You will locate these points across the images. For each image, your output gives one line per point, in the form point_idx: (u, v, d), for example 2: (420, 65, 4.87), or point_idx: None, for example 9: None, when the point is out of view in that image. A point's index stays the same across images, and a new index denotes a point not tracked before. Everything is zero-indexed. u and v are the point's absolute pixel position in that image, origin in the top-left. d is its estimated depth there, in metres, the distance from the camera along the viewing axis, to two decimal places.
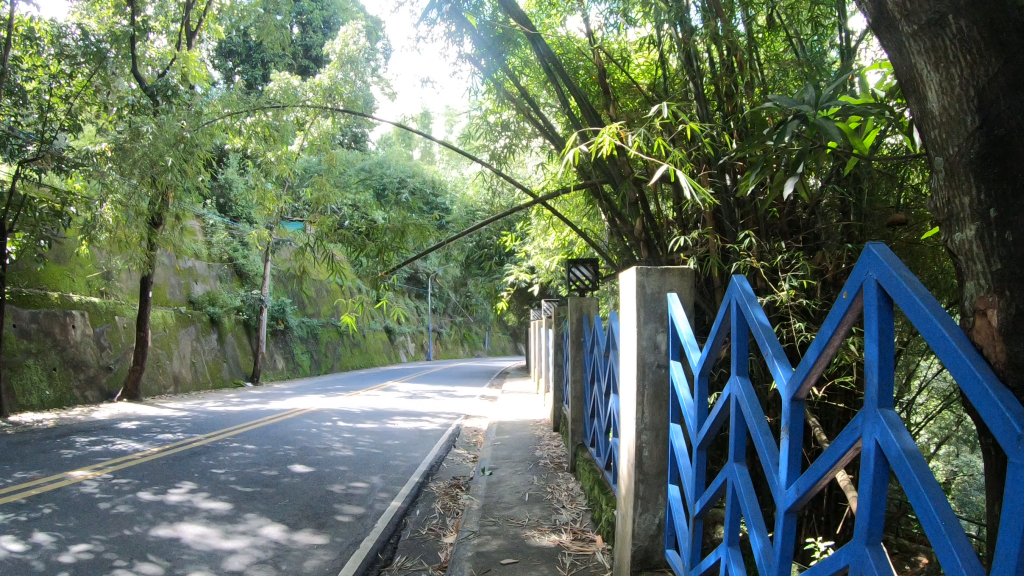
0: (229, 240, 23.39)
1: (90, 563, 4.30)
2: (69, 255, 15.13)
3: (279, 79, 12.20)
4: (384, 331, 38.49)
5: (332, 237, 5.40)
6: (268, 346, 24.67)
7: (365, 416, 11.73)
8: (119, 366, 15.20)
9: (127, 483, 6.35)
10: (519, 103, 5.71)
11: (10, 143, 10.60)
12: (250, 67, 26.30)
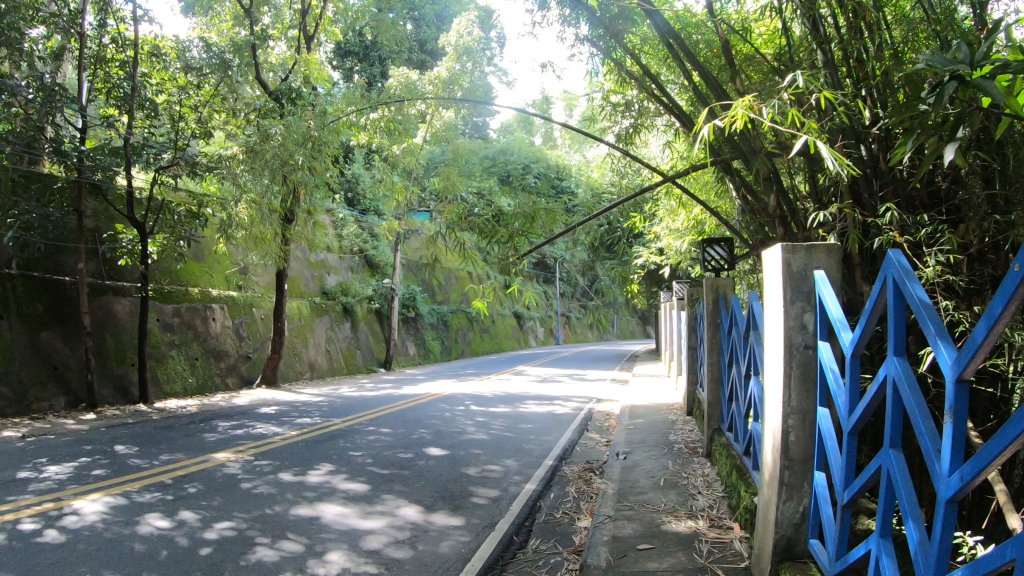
0: (360, 233, 24.34)
1: (234, 539, 4.58)
2: (208, 253, 16.14)
3: (398, 74, 12.52)
4: (514, 317, 39.05)
5: (462, 225, 5.61)
6: (400, 333, 25.55)
7: (498, 401, 11.95)
8: (258, 355, 16.18)
9: (269, 465, 6.73)
10: (641, 81, 5.64)
11: (147, 152, 11.39)
12: (368, 65, 27.15)
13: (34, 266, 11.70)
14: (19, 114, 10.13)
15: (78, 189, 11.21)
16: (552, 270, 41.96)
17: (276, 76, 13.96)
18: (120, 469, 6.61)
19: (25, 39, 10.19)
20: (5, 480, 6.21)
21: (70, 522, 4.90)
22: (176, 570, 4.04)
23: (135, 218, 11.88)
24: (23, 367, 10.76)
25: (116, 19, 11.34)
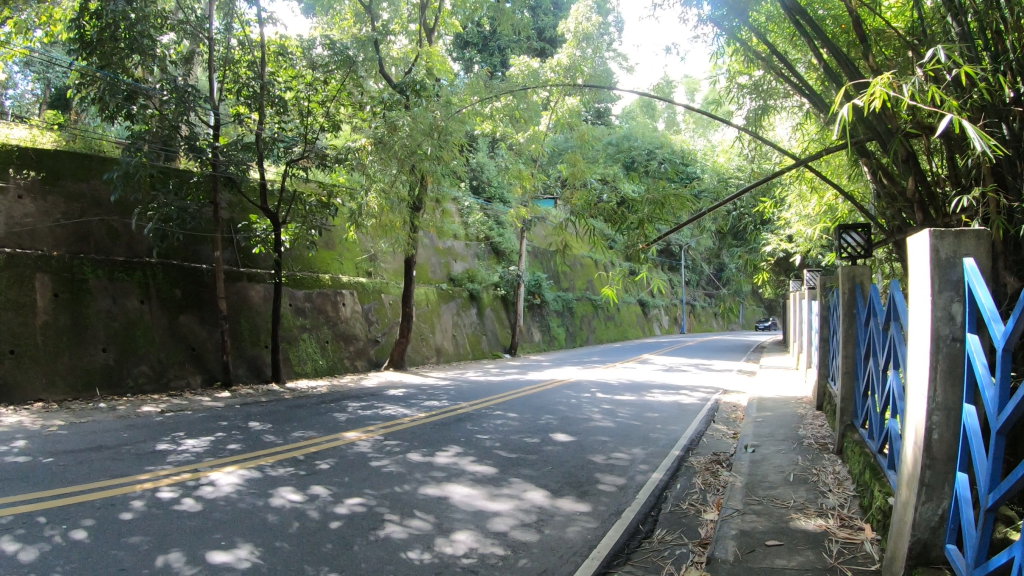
0: (486, 221, 24.82)
1: (365, 515, 4.78)
2: (338, 241, 16.87)
3: (519, 62, 12.56)
4: (638, 304, 38.71)
5: (591, 211, 5.71)
6: (526, 320, 25.87)
7: (624, 388, 11.90)
8: (386, 339, 16.79)
9: (397, 445, 6.97)
10: (769, 61, 5.45)
11: (278, 147, 12.11)
12: (488, 55, 27.50)
13: (173, 255, 12.57)
14: (155, 114, 10.89)
15: (212, 183, 11.89)
16: (677, 257, 41.25)
17: (401, 70, 14.36)
18: (253, 445, 7.02)
19: (158, 45, 10.97)
20: (150, 451, 6.73)
21: (208, 492, 5.26)
22: (307, 542, 4.27)
23: (269, 209, 12.49)
24: (163, 347, 11.61)
25: (241, 23, 12.00)
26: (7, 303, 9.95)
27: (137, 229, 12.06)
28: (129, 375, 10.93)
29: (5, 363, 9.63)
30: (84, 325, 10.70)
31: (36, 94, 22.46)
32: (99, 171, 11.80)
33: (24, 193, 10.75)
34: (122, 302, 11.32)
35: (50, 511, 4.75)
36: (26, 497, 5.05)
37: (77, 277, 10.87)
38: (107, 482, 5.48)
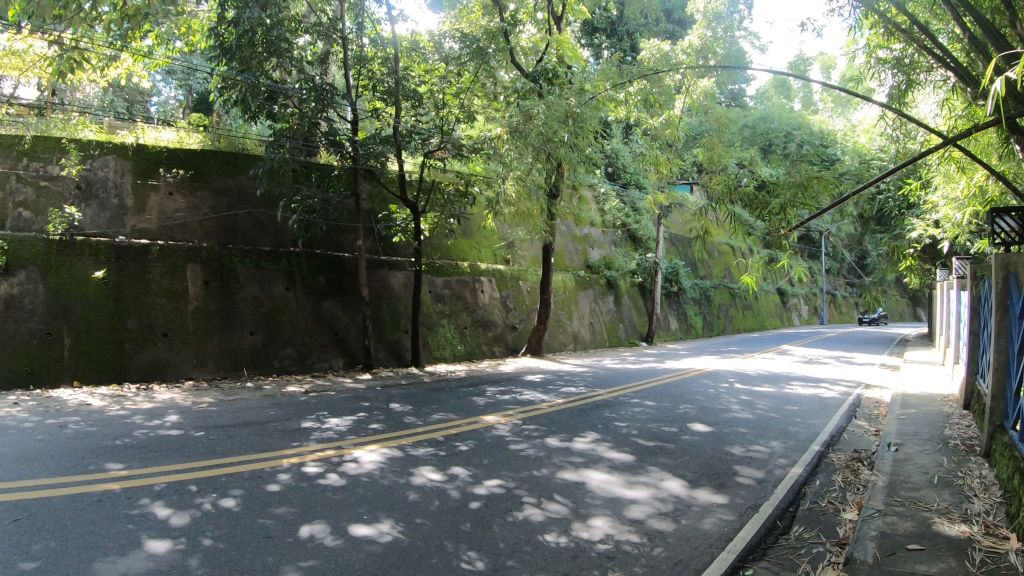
0: (622, 208, 24.73)
1: (504, 497, 4.90)
2: (477, 229, 17.20)
3: (650, 44, 12.35)
4: (777, 293, 37.38)
5: (732, 197, 5.73)
6: (664, 307, 25.51)
7: (762, 379, 11.59)
8: (524, 325, 17.03)
9: (535, 429, 7.09)
10: (910, 31, 5.13)
11: (415, 139, 12.31)
12: (616, 39, 27.25)
13: (317, 244, 13.17)
14: (294, 112, 11.55)
15: (353, 175, 12.40)
16: (816, 243, 39.48)
17: (532, 59, 14.37)
18: (393, 425, 7.31)
19: (295, 47, 11.55)
20: (296, 428, 7.16)
21: (351, 468, 5.53)
22: (445, 520, 4.42)
23: (408, 199, 12.83)
24: (307, 332, 12.32)
25: (372, 22, 12.43)
26: (162, 291, 10.81)
27: (282, 220, 12.77)
28: (274, 357, 11.70)
29: (161, 346, 10.51)
30: (233, 310, 11.48)
31: (184, 99, 24.09)
32: (245, 167, 12.52)
33: (174, 190, 11.64)
34: (269, 289, 12.06)
35: (204, 480, 5.15)
36: (185, 467, 5.51)
37: (226, 266, 11.64)
38: (256, 456, 5.87)
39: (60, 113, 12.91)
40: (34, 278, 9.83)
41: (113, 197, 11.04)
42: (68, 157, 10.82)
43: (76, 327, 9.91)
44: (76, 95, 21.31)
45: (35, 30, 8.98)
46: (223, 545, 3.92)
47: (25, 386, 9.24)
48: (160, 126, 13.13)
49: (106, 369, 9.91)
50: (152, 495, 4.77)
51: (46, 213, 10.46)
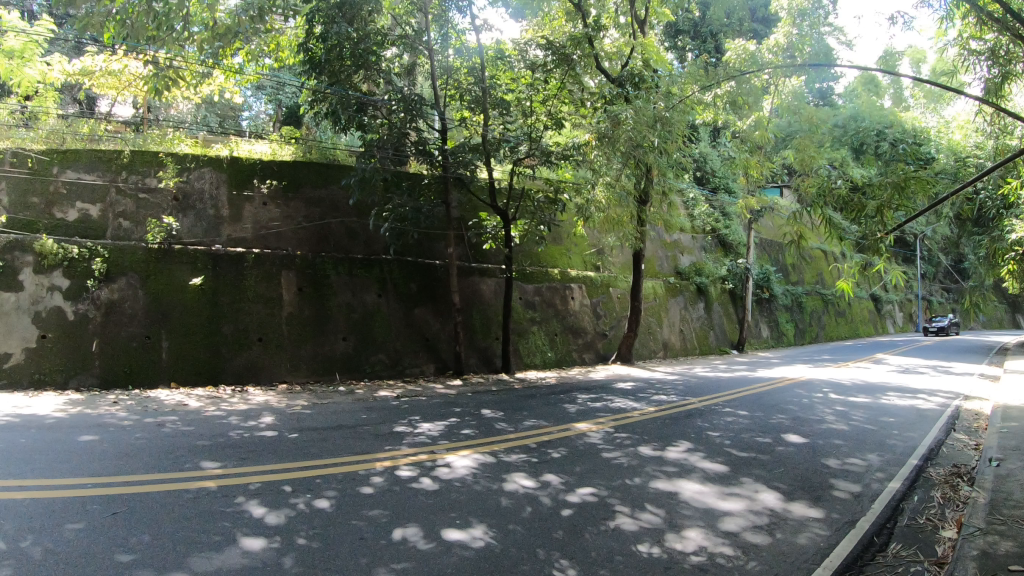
0: (711, 213, 24.36)
1: (596, 505, 4.90)
2: (567, 235, 17.14)
3: (735, 46, 12.09)
4: (871, 299, 36.04)
5: (827, 199, 5.56)
6: (754, 314, 24.94)
7: (858, 389, 11.19)
8: (614, 333, 16.93)
9: (627, 438, 7.06)
10: (1003, 20, 4.89)
11: (504, 147, 12.45)
12: (699, 42, 26.90)
13: (408, 252, 13.50)
14: (384, 123, 11.73)
15: (443, 183, 12.62)
16: (913, 247, 37.87)
17: (617, 63, 14.15)
18: (484, 431, 7.40)
19: (382, 59, 11.73)
20: (389, 432, 7.32)
21: (444, 473, 5.63)
22: (535, 527, 4.45)
23: (498, 206, 13.01)
24: (398, 338, 12.53)
25: (456, 33, 12.52)
26: (257, 297, 11.27)
27: (373, 229, 13.08)
28: (366, 362, 11.92)
29: (255, 350, 10.90)
30: (326, 316, 11.82)
31: (275, 112, 25.02)
32: (336, 178, 12.92)
33: (268, 200, 12.12)
34: (361, 296, 12.37)
35: (298, 480, 5.33)
36: (283, 467, 5.72)
37: (318, 273, 12.04)
38: (350, 458, 6.04)
39: (156, 129, 13.56)
40: (135, 284, 10.39)
41: (209, 208, 11.55)
42: (166, 169, 11.37)
43: (175, 331, 10.37)
44: (173, 111, 22.38)
45: (133, 51, 9.45)
46: (317, 545, 4.05)
47: (126, 385, 9.73)
48: (252, 139, 13.67)
49: (203, 371, 10.33)
50: (251, 493, 4.96)
51: (145, 223, 11.04)
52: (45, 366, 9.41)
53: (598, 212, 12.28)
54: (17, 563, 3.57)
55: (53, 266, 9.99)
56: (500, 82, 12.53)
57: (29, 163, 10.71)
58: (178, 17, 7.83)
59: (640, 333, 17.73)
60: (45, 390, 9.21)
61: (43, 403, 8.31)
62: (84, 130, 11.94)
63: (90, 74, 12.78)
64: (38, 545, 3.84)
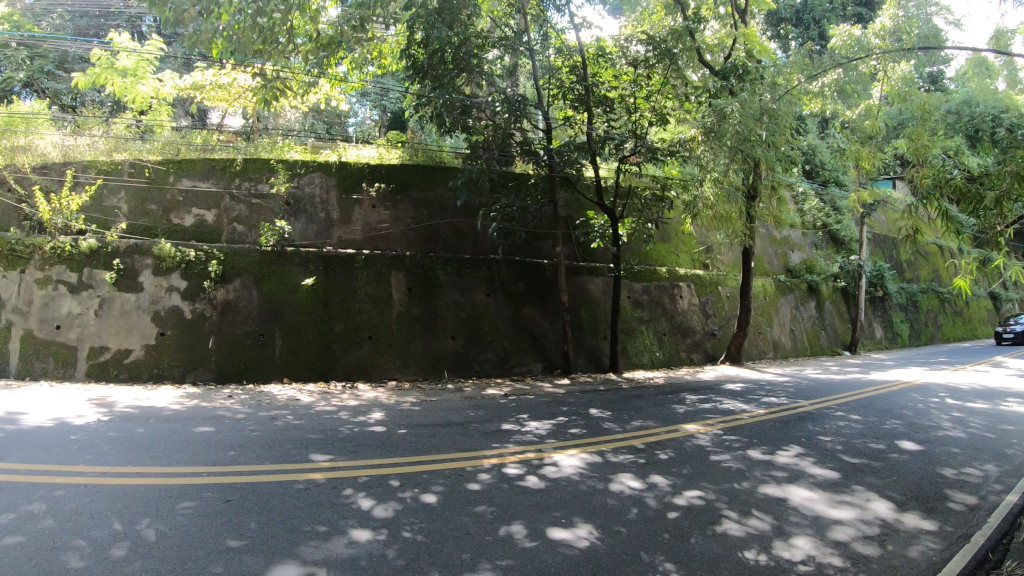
0: (820, 208, 23.38)
1: (702, 509, 4.83)
2: (675, 233, 16.79)
3: (839, 32, 11.56)
4: (991, 298, 33.75)
5: (942, 191, 5.25)
6: (867, 314, 23.79)
7: (981, 394, 10.51)
8: (723, 332, 16.52)
9: (737, 440, 6.91)
10: None
11: (609, 145, 12.31)
12: (803, 29, 25.85)
13: (516, 251, 13.58)
14: (489, 125, 11.83)
15: (548, 182, 12.65)
16: None
17: (720, 55, 13.75)
18: (593, 431, 7.42)
19: (484, 62, 11.71)
20: (497, 430, 7.45)
21: (550, 472, 5.69)
22: (636, 529, 4.42)
23: (605, 205, 12.91)
24: (506, 336, 12.64)
25: (555, 32, 12.47)
26: (368, 297, 11.67)
27: (481, 229, 13.28)
28: (475, 360, 12.11)
29: (365, 348, 11.31)
30: (435, 315, 12.09)
31: (379, 118, 25.83)
32: (442, 179, 13.19)
33: (377, 203, 12.53)
34: (470, 295, 12.55)
35: (405, 475, 5.50)
36: (394, 461, 5.94)
37: (427, 273, 12.31)
38: (458, 455, 6.19)
39: (266, 138, 14.25)
40: (249, 284, 10.96)
41: (320, 212, 12.08)
42: (276, 176, 11.97)
43: (288, 329, 10.90)
44: (281, 120, 23.37)
45: (242, 65, 9.91)
46: (422, 539, 4.17)
47: (240, 381, 10.31)
48: (360, 144, 14.14)
49: (314, 368, 10.81)
50: (360, 487, 5.16)
51: (258, 227, 11.66)
52: (163, 362, 10.11)
53: (705, 208, 11.49)
54: (141, 544, 3.85)
55: (171, 269, 10.67)
56: (602, 81, 12.45)
57: (146, 173, 11.46)
58: (281, 29, 8.20)
59: (749, 333, 17.25)
60: (163, 383, 9.92)
61: (161, 396, 8.90)
62: (197, 141, 12.69)
63: (202, 87, 13.58)
64: (155, 528, 4.12)
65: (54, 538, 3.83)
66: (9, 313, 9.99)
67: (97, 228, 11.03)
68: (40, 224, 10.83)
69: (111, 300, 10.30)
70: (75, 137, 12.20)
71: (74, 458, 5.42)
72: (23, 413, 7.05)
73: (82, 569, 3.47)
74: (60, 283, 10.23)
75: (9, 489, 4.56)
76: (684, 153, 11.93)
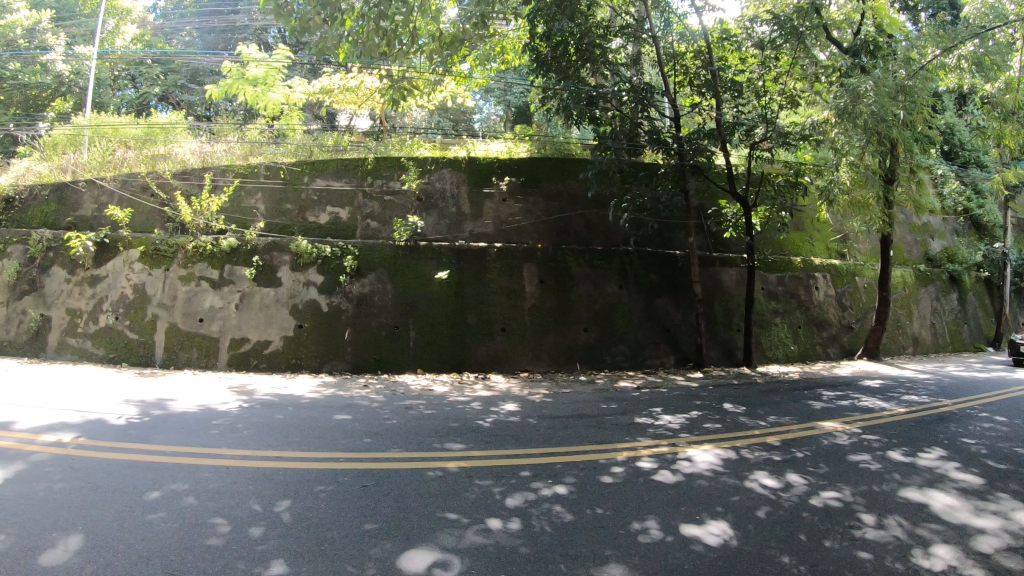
0: (963, 191, 21.63)
1: (838, 511, 4.60)
2: (810, 221, 15.96)
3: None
4: None
5: None
6: (1014, 307, 21.85)
7: None
8: (860, 326, 15.58)
9: (876, 440, 6.52)
10: None
11: (738, 131, 11.76)
12: None
13: (648, 243, 13.36)
14: (616, 115, 11.70)
15: (680, 170, 12.31)
16: None
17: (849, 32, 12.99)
18: (729, 426, 7.23)
19: (608, 51, 11.49)
20: (631, 423, 7.40)
21: (684, 467, 5.59)
22: (762, 529, 4.26)
23: (737, 193, 12.43)
24: (639, 328, 12.45)
25: (677, 17, 12.05)
26: (501, 290, 11.86)
27: (612, 220, 13.15)
28: (607, 353, 12.03)
29: (498, 339, 11.51)
30: (567, 307, 12.11)
31: (503, 113, 26.24)
32: (572, 171, 13.16)
33: (507, 196, 12.71)
34: (602, 287, 12.46)
35: (537, 466, 5.56)
36: (526, 452, 6.02)
37: (560, 265, 12.36)
38: (592, 447, 6.19)
39: (396, 137, 14.70)
40: (383, 279, 11.41)
41: (451, 207, 12.41)
42: (408, 173, 12.37)
43: (422, 322, 11.28)
44: (406, 120, 24.14)
45: (368, 68, 10.30)
46: (550, 530, 4.21)
47: (376, 370, 10.78)
48: (490, 138, 14.29)
49: (447, 360, 11.13)
50: (491, 476, 5.27)
51: (391, 223, 12.14)
52: (301, 352, 10.72)
53: (841, 195, 11.68)
54: (277, 524, 4.12)
55: (308, 264, 11.26)
56: (728, 64, 11.96)
57: (282, 174, 12.14)
58: (403, 30, 8.51)
59: (888, 327, 16.23)
60: (301, 372, 10.53)
61: (299, 384, 9.45)
62: (330, 142, 13.33)
63: (331, 91, 14.27)
64: (291, 509, 4.38)
65: (202, 515, 4.16)
66: (155, 307, 10.85)
67: (237, 227, 11.77)
68: (182, 224, 11.64)
69: (252, 294, 11.00)
70: (210, 144, 13.05)
71: (222, 443, 5.84)
72: (173, 400, 7.68)
73: (222, 546, 3.74)
74: (202, 280, 11.02)
75: (160, 469, 4.99)
76: (817, 136, 11.26)
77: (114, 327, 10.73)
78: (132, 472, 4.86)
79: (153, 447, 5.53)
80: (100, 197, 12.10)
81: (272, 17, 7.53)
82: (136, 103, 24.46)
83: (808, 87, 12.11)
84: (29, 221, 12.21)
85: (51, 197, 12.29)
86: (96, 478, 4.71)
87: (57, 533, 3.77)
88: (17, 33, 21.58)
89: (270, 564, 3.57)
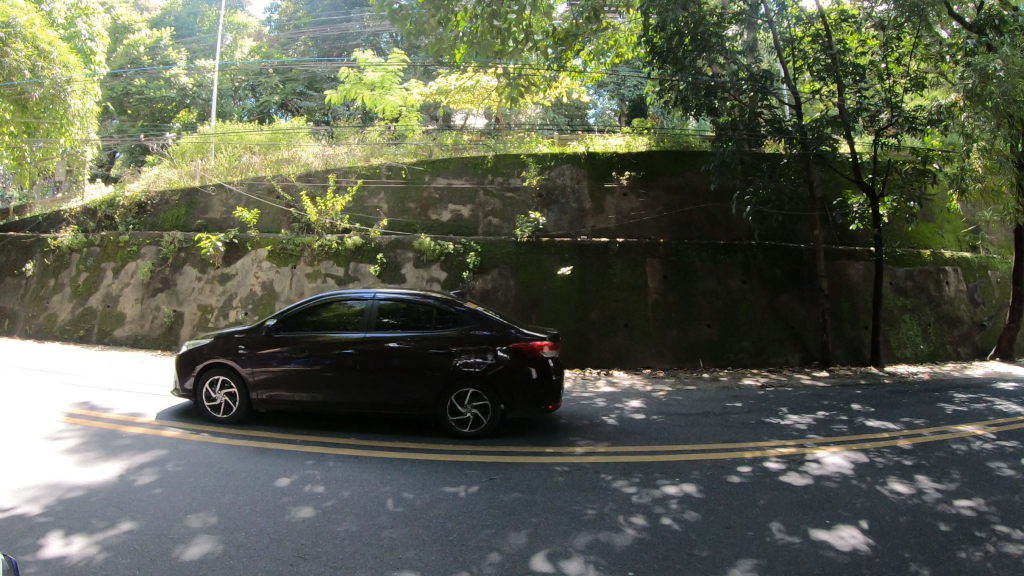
0: None
1: (973, 521, 4.27)
2: (938, 210, 14.70)
3: None
4: None
5: None
6: None
7: None
8: (994, 325, 13.97)
9: (1017, 447, 5.99)
10: None
11: (862, 117, 10.98)
12: None
13: (772, 236, 12.79)
14: (735, 105, 11.27)
15: (804, 160, 11.76)
16: None
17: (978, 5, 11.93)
18: (860, 428, 6.84)
19: (724, 39, 11.11)
20: (756, 422, 7.15)
21: (814, 469, 5.34)
22: (892, 538, 4.00)
23: (862, 182, 11.73)
24: (764, 325, 11.88)
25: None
26: (624, 286, 11.71)
27: (735, 213, 12.66)
28: (731, 350, 11.53)
29: (621, 336, 11.35)
30: (691, 303, 11.76)
31: (617, 107, 25.95)
32: (694, 164, 12.78)
33: (629, 190, 12.56)
34: (726, 282, 12.02)
35: (656, 463, 5.48)
36: (642, 449, 5.95)
37: (683, 261, 12.04)
38: (716, 446, 6.02)
39: (510, 135, 14.81)
40: (505, 275, 11.60)
41: (572, 202, 12.43)
42: (528, 170, 12.44)
43: (545, 317, 11.30)
44: (521, 116, 24.33)
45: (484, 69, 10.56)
46: (678, 529, 4.14)
47: None
48: (609, 133, 14.19)
49: (569, 356, 11.08)
50: (614, 472, 5.23)
51: (513, 219, 12.29)
52: None
53: (973, 182, 10.84)
54: (395, 512, 4.27)
55: (431, 261, 11.66)
56: (847, 48, 11.16)
57: (403, 174, 12.56)
58: (518, 29, 8.64)
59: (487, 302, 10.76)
60: None
61: None
62: (448, 142, 13.68)
63: (446, 92, 14.55)
64: (409, 499, 4.52)
65: (331, 502, 4.37)
66: (283, 303, 11.54)
67: (362, 226, 12.37)
68: (307, 225, 12.30)
69: (376, 290, 11.56)
70: (333, 148, 13.73)
71: (348, 434, 6.11)
72: None
73: (349, 532, 3.93)
74: (328, 276, 11.66)
75: (289, 457, 5.28)
76: (946, 121, 10.45)
77: (244, 321, 11.46)
78: (265, 460, 5.16)
79: (285, 437, 5.86)
80: (228, 200, 12.98)
81: (389, 22, 7.91)
82: (257, 112, 25.98)
83: (932, 68, 11.25)
84: (162, 224, 13.24)
85: (182, 201, 13.25)
86: (232, 464, 5.04)
87: (197, 515, 4.08)
88: (139, 51, 24.67)
89: (389, 550, 3.72)
